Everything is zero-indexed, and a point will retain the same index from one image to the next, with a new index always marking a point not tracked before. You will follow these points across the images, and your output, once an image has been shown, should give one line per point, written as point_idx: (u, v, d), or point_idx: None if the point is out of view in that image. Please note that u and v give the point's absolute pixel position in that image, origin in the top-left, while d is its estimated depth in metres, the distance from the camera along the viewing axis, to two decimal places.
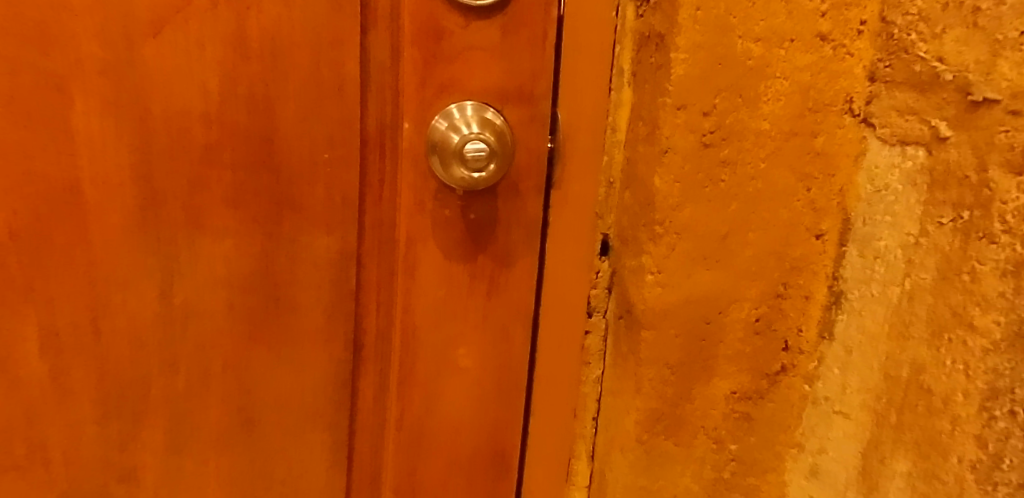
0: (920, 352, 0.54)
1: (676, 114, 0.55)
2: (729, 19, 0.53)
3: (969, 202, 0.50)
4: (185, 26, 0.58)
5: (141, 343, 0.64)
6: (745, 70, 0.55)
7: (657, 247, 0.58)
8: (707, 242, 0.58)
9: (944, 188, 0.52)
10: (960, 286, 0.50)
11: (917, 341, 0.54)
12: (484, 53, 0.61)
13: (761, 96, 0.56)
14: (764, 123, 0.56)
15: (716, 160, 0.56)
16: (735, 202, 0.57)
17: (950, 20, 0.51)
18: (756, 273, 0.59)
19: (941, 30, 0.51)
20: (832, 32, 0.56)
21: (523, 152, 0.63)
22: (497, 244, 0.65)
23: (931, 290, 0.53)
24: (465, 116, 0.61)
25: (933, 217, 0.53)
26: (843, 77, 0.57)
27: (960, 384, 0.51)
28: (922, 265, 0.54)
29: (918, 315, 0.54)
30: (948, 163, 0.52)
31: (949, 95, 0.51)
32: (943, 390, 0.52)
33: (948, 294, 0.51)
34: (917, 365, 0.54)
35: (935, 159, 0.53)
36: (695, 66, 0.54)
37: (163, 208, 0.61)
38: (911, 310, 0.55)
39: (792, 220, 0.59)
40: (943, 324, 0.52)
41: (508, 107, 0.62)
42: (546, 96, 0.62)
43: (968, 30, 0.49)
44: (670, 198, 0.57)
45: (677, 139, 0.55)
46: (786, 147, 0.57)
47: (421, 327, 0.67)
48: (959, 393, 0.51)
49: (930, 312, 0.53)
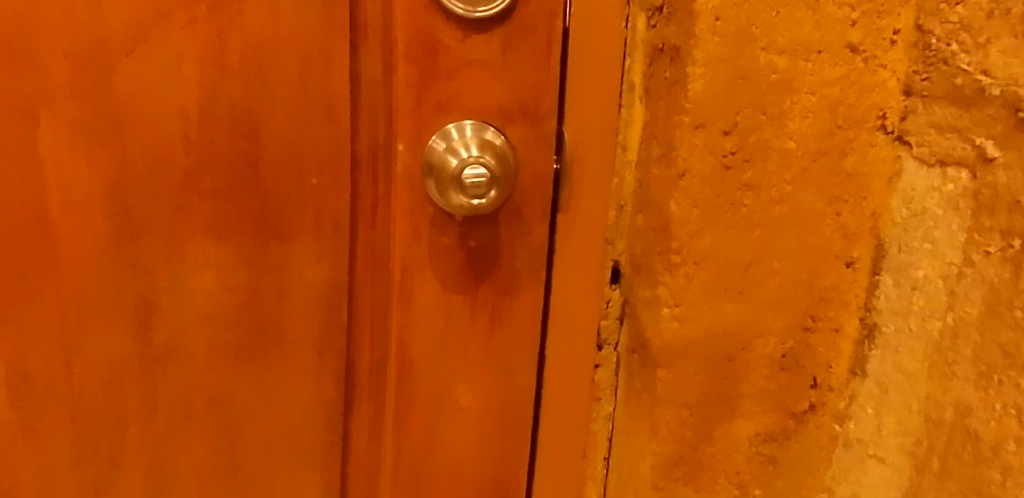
0: (966, 393, 0.49)
1: (694, 134, 0.50)
2: (751, 30, 0.49)
3: (1020, 229, 0.45)
4: (160, 42, 0.53)
5: (117, 382, 0.59)
6: (769, 84, 0.50)
7: (674, 278, 0.53)
8: (729, 272, 0.53)
9: (991, 214, 0.47)
10: (1011, 322, 0.45)
11: (962, 381, 0.49)
12: (484, 68, 0.56)
13: (787, 113, 0.51)
14: (790, 143, 0.52)
15: (738, 182, 0.52)
16: (759, 228, 0.53)
17: (996, 29, 0.46)
18: (782, 305, 0.55)
19: (986, 40, 0.47)
20: (863, 42, 0.51)
21: (527, 174, 0.59)
22: (500, 273, 0.61)
23: (977, 326, 0.48)
24: (464, 137, 0.56)
25: (979, 245, 0.48)
26: (876, 92, 0.52)
27: (1011, 431, 0.45)
28: (968, 298, 0.49)
29: (964, 353, 0.49)
30: (995, 186, 0.47)
31: (996, 111, 0.46)
32: (993, 436, 0.47)
33: (998, 331, 0.46)
34: (963, 408, 0.49)
35: (980, 182, 0.48)
36: (715, 81, 0.49)
37: (138, 237, 0.57)
38: (955, 347, 0.50)
39: (821, 247, 0.54)
40: (992, 364, 0.47)
41: (511, 125, 0.57)
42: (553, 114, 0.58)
43: (1017, 40, 0.44)
44: (688, 225, 0.52)
45: (695, 161, 0.51)
46: (814, 168, 0.52)
47: (418, 363, 0.62)
48: (1010, 441, 0.46)
49: (977, 350, 0.48)
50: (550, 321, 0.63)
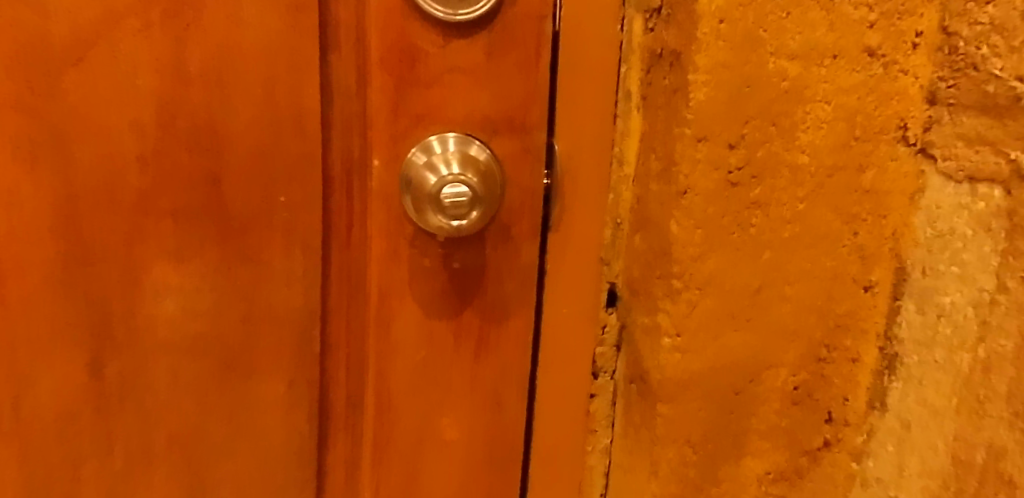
0: (999, 434, 0.44)
1: (697, 147, 0.45)
2: (759, 33, 0.44)
3: None
4: (112, 50, 0.48)
5: (70, 419, 0.54)
6: (779, 93, 0.46)
7: (675, 306, 0.48)
8: (736, 298, 0.48)
9: None
10: None
11: (995, 420, 0.44)
12: (467, 76, 0.51)
13: (799, 124, 0.46)
14: (803, 157, 0.47)
15: (745, 201, 0.47)
16: (768, 249, 0.48)
17: None
18: (794, 334, 0.50)
19: (1020, 43, 0.42)
20: (882, 46, 0.46)
21: (515, 190, 0.54)
22: (487, 297, 0.56)
23: (1013, 361, 0.43)
24: (446, 152, 0.51)
25: (1014, 270, 0.43)
26: (897, 100, 0.47)
27: None
28: (1001, 329, 0.43)
29: (998, 390, 0.44)
30: None
31: None
32: None
33: None
34: (996, 450, 0.44)
35: (1016, 201, 0.43)
36: (719, 90, 0.45)
37: (90, 262, 0.52)
38: (987, 383, 0.45)
39: (836, 270, 0.49)
40: None
41: (497, 138, 0.53)
42: (543, 125, 0.53)
43: None
44: (691, 248, 0.47)
45: (698, 178, 0.46)
46: (829, 185, 0.48)
47: (398, 395, 0.57)
48: None
49: (1012, 388, 0.43)
50: (541, 349, 0.58)
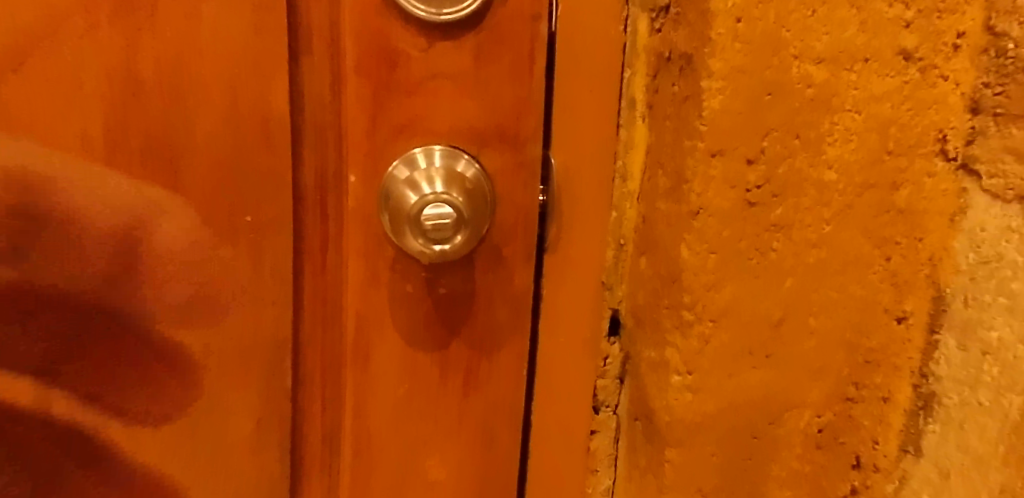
0: None
1: (711, 163, 0.40)
2: (782, 33, 0.39)
3: None
4: (54, 54, 0.43)
5: (14, 462, 0.49)
6: (803, 101, 0.40)
7: (686, 340, 0.43)
8: (755, 332, 0.43)
9: None
10: None
11: None
12: (453, 82, 0.46)
13: (826, 136, 0.41)
14: (830, 173, 0.42)
15: (765, 222, 0.41)
16: (791, 277, 0.43)
17: None
18: (818, 371, 0.44)
19: None
20: (919, 48, 0.41)
21: (505, 208, 0.48)
22: (475, 327, 0.50)
23: None
24: (430, 167, 0.46)
25: None
26: (935, 109, 0.42)
27: None
28: None
29: None
30: None
31: None
32: None
33: None
34: None
35: None
36: (737, 98, 0.40)
37: (34, 290, 0.46)
38: None
39: (866, 300, 0.44)
40: None
41: (486, 150, 0.47)
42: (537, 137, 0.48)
43: None
44: (704, 276, 0.42)
45: (712, 197, 0.41)
46: (859, 204, 0.42)
47: (378, 434, 0.52)
48: None
49: None
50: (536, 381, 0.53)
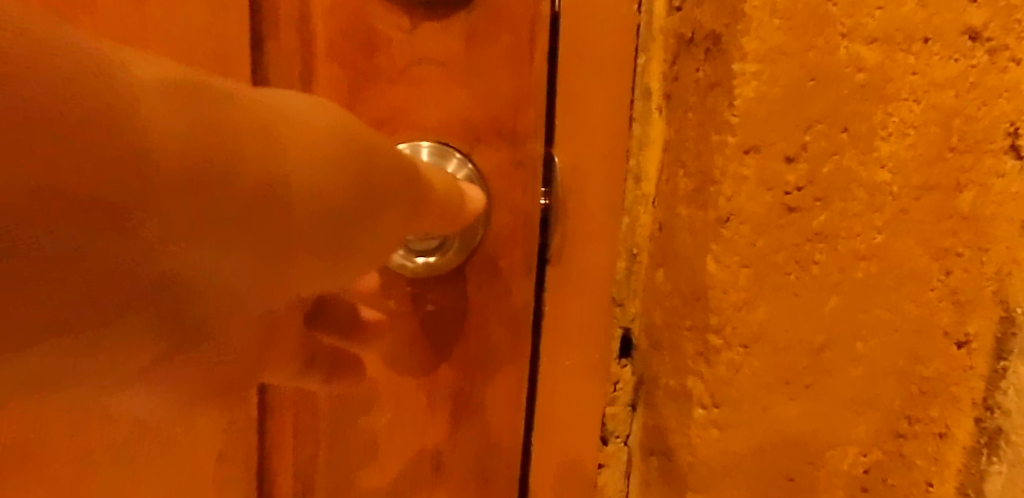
0: None
1: (744, 161, 0.34)
2: (828, 7, 0.33)
3: None
4: None
5: None
6: (852, 88, 0.34)
7: (712, 369, 0.36)
8: (794, 360, 0.37)
9: None
10: None
11: None
12: (441, 68, 0.40)
13: (878, 129, 0.35)
14: (883, 173, 0.36)
15: (807, 230, 0.35)
16: (836, 294, 0.36)
17: None
18: (866, 403, 0.38)
19: None
20: (989, 26, 0.35)
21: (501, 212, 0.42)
22: (468, 350, 0.44)
23: None
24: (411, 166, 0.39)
25: None
26: (1007, 98, 0.36)
27: None
28: None
29: None
30: None
31: None
32: None
33: None
34: None
35: None
36: (775, 84, 0.33)
37: None
38: None
39: (922, 321, 0.38)
40: None
41: (480, 148, 0.41)
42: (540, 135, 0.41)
43: None
44: (734, 293, 0.35)
45: (744, 201, 0.34)
46: (915, 209, 0.36)
47: (358, 472, 0.45)
48: None
49: None
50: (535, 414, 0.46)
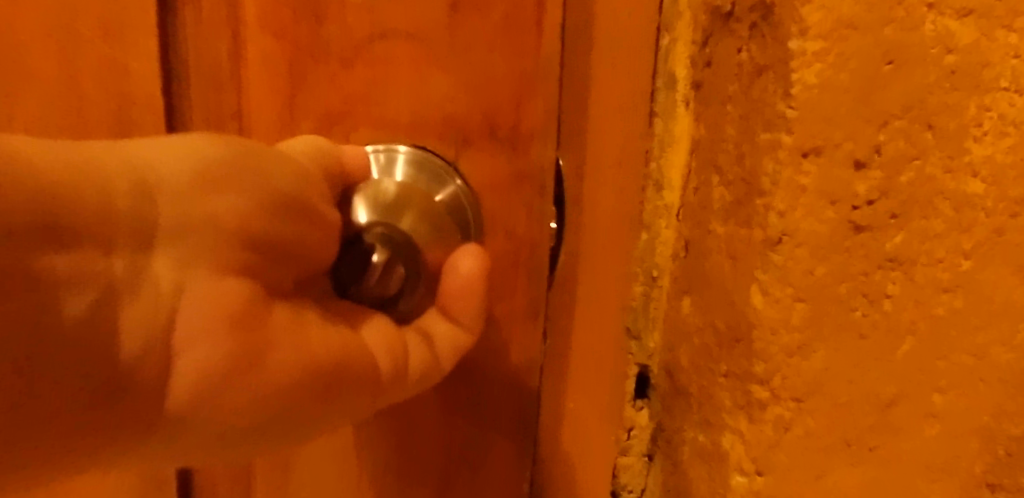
0: None
1: (803, 167, 0.26)
2: None
3: None
4: None
5: None
6: (940, 75, 0.27)
7: (755, 430, 0.29)
8: (859, 416, 0.29)
9: None
10: None
11: None
12: (418, 40, 0.31)
13: (970, 128, 0.28)
14: (974, 183, 0.28)
15: (879, 255, 0.28)
16: (912, 336, 0.29)
17: None
18: (942, 468, 0.31)
19: None
20: None
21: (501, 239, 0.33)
22: (456, 394, 0.34)
23: None
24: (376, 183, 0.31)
25: None
26: None
27: None
28: None
29: None
30: None
31: None
32: None
33: None
34: None
35: None
36: (844, 68, 0.26)
37: None
38: None
39: (1013, 369, 0.30)
40: None
41: (472, 149, 0.32)
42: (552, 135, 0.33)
43: None
44: (786, 335, 0.28)
45: (802, 217, 0.27)
46: (1011, 229, 0.29)
47: None
48: None
49: None
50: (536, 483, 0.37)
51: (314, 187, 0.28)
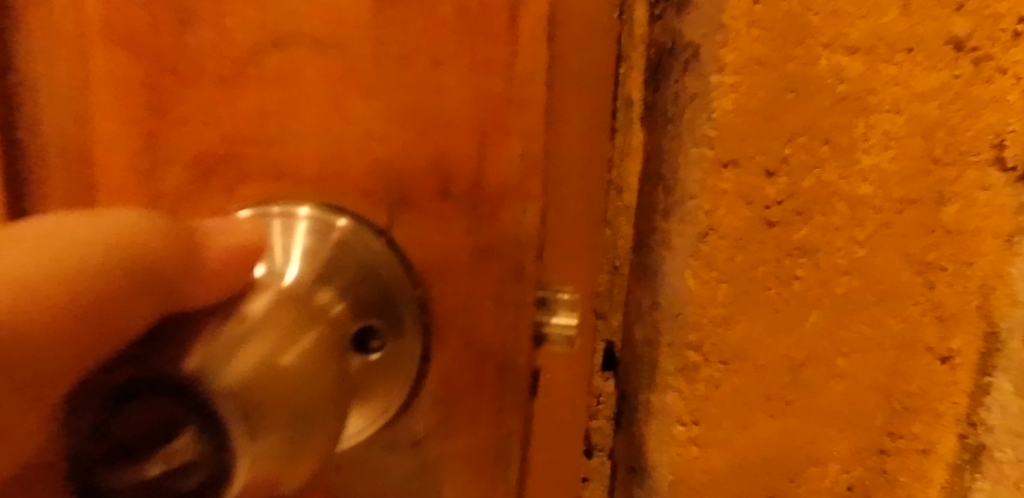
0: None
1: (723, 175, 0.33)
2: (809, 18, 0.32)
3: None
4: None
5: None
6: (834, 100, 0.33)
7: (691, 386, 0.36)
8: (775, 375, 0.36)
9: None
10: None
11: None
12: (326, 50, 0.33)
13: (861, 142, 0.34)
14: (865, 187, 0.35)
15: (787, 245, 0.35)
16: (817, 309, 0.36)
17: None
18: (848, 419, 0.38)
19: None
20: (973, 36, 0.34)
21: (449, 295, 0.36)
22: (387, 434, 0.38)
23: None
24: (280, 266, 0.34)
25: None
26: (992, 107, 0.35)
27: None
28: None
29: None
30: None
31: None
32: None
33: None
34: None
35: None
36: (755, 96, 0.33)
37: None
38: None
39: (905, 337, 0.37)
40: None
41: (411, 208, 0.35)
42: (531, 180, 0.34)
43: None
44: (713, 309, 0.35)
45: (723, 214, 0.34)
46: (897, 223, 0.35)
47: None
48: None
49: None
50: None
51: (52, 287, 0.30)
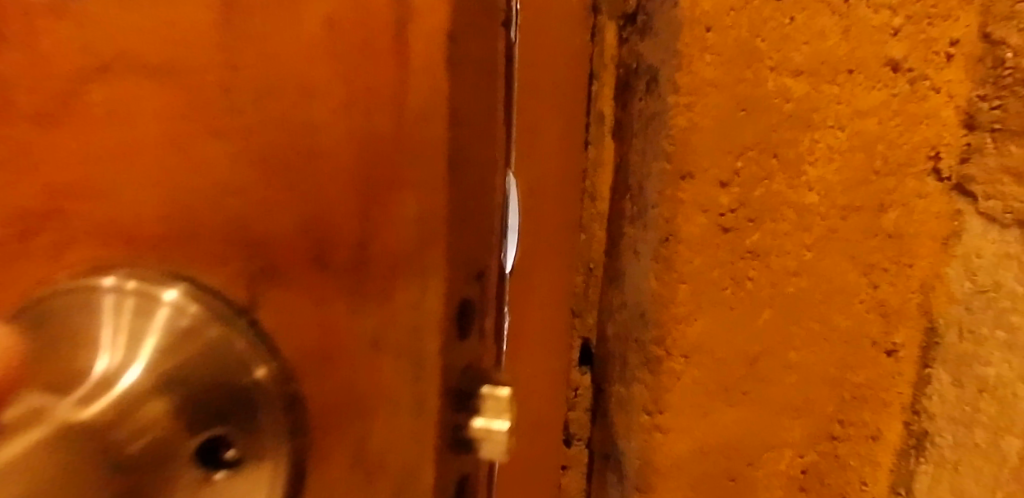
0: None
1: (680, 186, 0.37)
2: (757, 43, 0.36)
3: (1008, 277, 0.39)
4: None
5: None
6: (782, 118, 0.37)
7: (656, 378, 0.39)
8: (732, 367, 0.39)
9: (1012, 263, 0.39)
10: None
11: None
12: (163, 81, 0.18)
13: (807, 155, 0.38)
14: (811, 196, 0.38)
15: (741, 249, 0.38)
16: (770, 307, 0.39)
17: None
18: (801, 408, 0.41)
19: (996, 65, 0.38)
20: (909, 58, 0.37)
21: (320, 394, 0.21)
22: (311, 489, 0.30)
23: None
24: (114, 368, 0.18)
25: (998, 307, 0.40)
26: (927, 124, 0.39)
27: None
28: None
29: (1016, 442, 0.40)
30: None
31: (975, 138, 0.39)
32: None
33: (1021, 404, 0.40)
34: None
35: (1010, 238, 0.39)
36: (708, 115, 0.36)
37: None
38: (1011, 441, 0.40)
39: (852, 332, 0.40)
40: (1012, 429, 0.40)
41: (287, 285, 0.21)
42: (434, 240, 0.22)
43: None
44: (675, 307, 0.38)
45: (682, 223, 0.37)
46: (842, 228, 0.39)
47: None
48: None
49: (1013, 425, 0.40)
50: None
51: None
